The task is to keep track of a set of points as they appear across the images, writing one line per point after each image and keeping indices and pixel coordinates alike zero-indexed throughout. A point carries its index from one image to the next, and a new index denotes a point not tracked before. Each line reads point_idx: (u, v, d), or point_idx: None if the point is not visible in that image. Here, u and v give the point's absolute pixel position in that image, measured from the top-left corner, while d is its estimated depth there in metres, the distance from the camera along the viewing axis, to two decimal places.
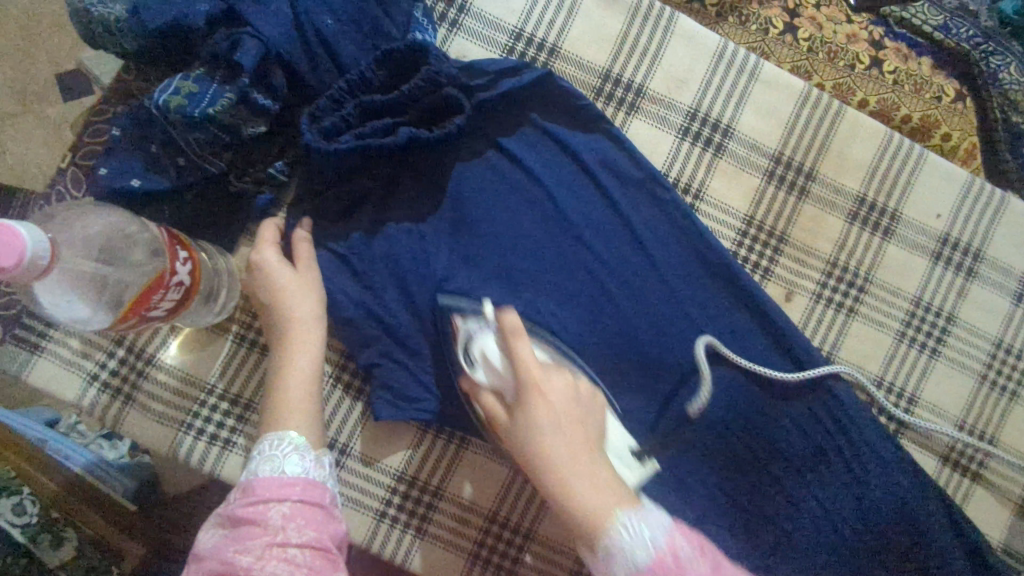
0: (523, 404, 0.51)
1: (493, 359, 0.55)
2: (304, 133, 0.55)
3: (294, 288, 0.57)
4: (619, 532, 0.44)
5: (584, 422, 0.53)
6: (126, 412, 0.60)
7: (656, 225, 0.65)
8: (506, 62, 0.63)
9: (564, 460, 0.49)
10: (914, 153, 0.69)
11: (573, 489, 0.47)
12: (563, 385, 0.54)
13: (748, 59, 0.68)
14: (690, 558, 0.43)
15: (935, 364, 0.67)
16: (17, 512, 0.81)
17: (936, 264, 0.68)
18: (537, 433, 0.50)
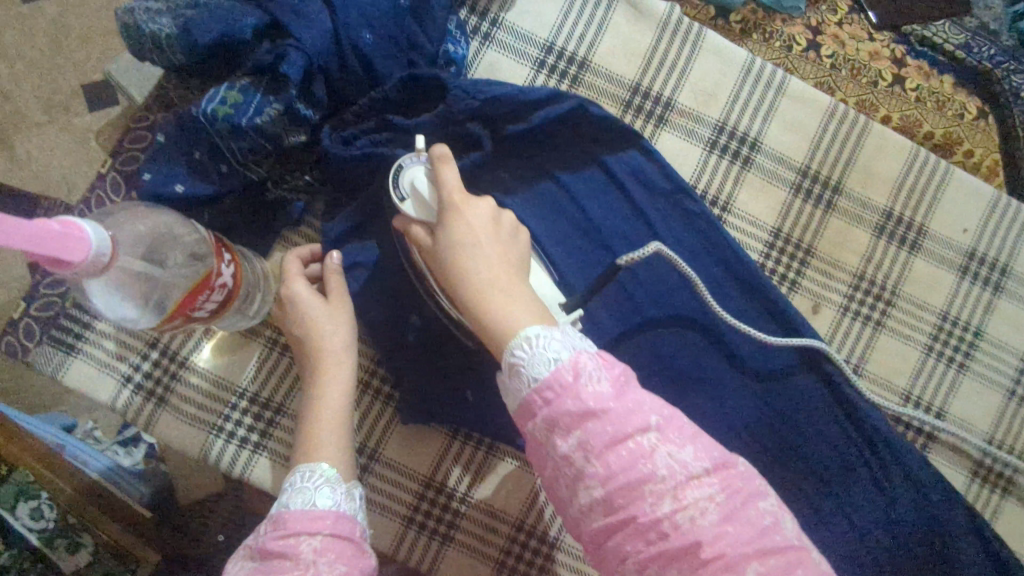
0: (444, 232, 0.52)
1: (422, 190, 0.53)
2: (324, 141, 0.58)
3: (329, 322, 0.57)
4: (520, 347, 0.44)
5: (509, 246, 0.53)
6: (158, 415, 0.60)
7: (684, 236, 0.66)
8: (542, 91, 0.62)
9: (484, 283, 0.50)
10: (940, 168, 0.69)
11: (492, 312, 0.48)
12: (485, 210, 0.53)
13: (774, 73, 0.69)
14: (591, 375, 0.42)
15: (963, 378, 0.67)
16: (35, 516, 0.82)
17: (963, 278, 0.68)
18: (459, 258, 0.51)
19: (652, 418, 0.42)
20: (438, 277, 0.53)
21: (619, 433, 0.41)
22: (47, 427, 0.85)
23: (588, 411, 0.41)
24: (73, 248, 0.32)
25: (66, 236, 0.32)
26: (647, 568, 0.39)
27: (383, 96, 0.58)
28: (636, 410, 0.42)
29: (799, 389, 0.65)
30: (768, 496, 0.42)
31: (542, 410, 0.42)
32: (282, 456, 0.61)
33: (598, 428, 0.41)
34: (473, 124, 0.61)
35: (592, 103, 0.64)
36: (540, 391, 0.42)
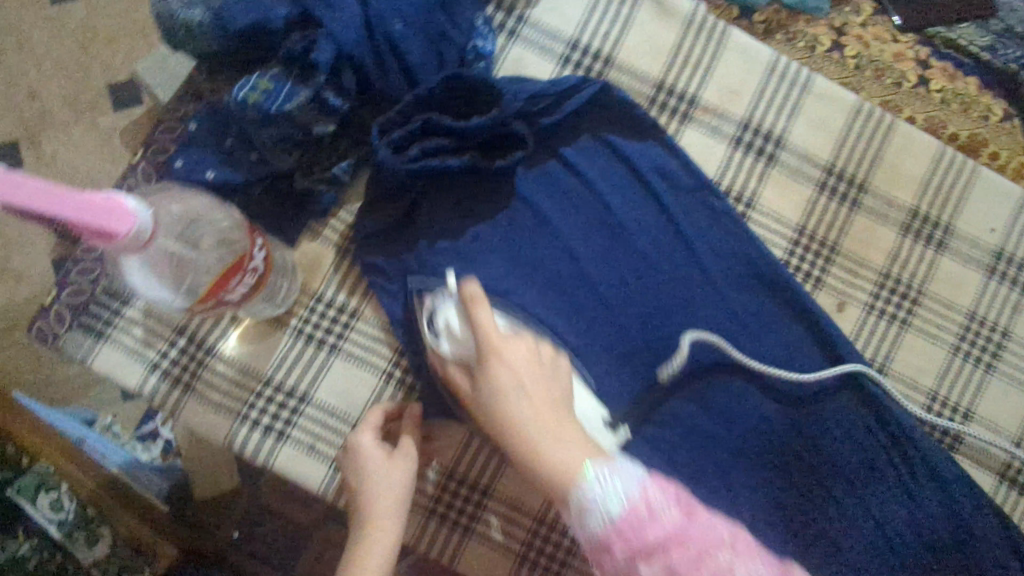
0: (483, 369, 0.52)
1: (455, 327, 0.55)
2: (377, 151, 0.57)
3: (386, 478, 0.55)
4: (591, 487, 0.42)
5: (550, 377, 0.53)
6: (185, 401, 0.61)
7: (708, 232, 0.66)
8: (570, 79, 0.64)
9: (532, 427, 0.49)
10: (967, 168, 0.69)
11: (545, 456, 0.47)
12: (522, 350, 0.53)
13: (800, 71, 0.69)
14: (665, 508, 0.41)
15: (990, 379, 0.67)
16: (55, 508, 0.82)
17: (991, 278, 0.68)
18: (507, 397, 0.50)
19: (723, 535, 0.41)
20: (480, 416, 0.53)
21: (705, 563, 0.39)
22: (71, 422, 0.87)
23: (671, 540, 0.39)
24: (120, 220, 0.33)
25: (114, 208, 0.32)
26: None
27: (428, 93, 0.58)
28: (708, 528, 0.40)
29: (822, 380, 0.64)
30: None
31: (623, 549, 0.40)
32: (306, 445, 0.61)
33: (683, 553, 0.39)
34: (518, 121, 0.61)
35: (617, 89, 0.66)
36: (617, 533, 0.40)
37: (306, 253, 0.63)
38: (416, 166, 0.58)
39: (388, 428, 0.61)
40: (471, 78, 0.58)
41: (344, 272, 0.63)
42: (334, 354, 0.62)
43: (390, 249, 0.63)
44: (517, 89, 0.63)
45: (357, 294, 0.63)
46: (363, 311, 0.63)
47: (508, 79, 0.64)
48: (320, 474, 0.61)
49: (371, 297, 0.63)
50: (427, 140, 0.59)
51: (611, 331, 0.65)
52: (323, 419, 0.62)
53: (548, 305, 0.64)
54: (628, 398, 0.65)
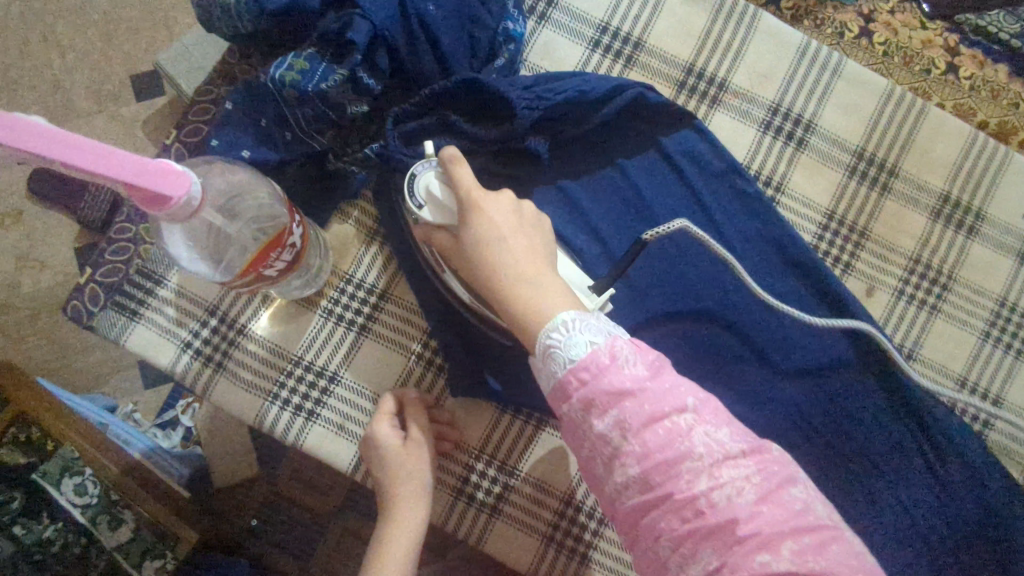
0: (467, 227, 0.51)
1: (436, 192, 0.52)
2: (387, 142, 0.58)
3: (404, 470, 0.59)
4: (554, 334, 0.45)
5: (533, 229, 0.53)
6: (216, 380, 0.61)
7: (738, 217, 0.66)
8: (603, 87, 0.62)
9: (515, 277, 0.49)
10: (999, 152, 0.68)
11: (528, 304, 0.48)
12: (504, 204, 0.52)
13: (830, 55, 0.69)
14: (629, 359, 0.43)
15: (1021, 366, 0.66)
16: (79, 492, 0.83)
17: (1022, 265, 0.67)
18: (487, 248, 0.50)
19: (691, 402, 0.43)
20: (466, 273, 0.53)
21: (660, 420, 0.42)
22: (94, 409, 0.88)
23: (627, 388, 0.42)
24: (173, 184, 0.34)
25: (167, 173, 0.33)
26: (682, 545, 0.40)
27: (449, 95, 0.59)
28: (672, 390, 0.43)
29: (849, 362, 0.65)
30: (799, 483, 0.42)
31: (581, 391, 0.43)
32: (335, 425, 0.62)
33: (637, 407, 0.42)
34: (535, 138, 0.62)
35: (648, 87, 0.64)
36: (576, 372, 0.43)
37: (337, 234, 0.63)
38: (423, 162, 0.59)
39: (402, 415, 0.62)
40: (495, 88, 0.59)
41: (374, 254, 0.64)
42: (363, 335, 0.63)
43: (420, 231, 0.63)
44: (538, 95, 0.61)
45: (386, 276, 0.64)
46: (393, 293, 0.64)
47: (531, 79, 0.62)
48: (350, 454, 0.62)
49: (400, 279, 0.64)
50: (439, 137, 0.60)
51: (642, 315, 0.65)
52: (353, 399, 0.62)
53: None
54: None
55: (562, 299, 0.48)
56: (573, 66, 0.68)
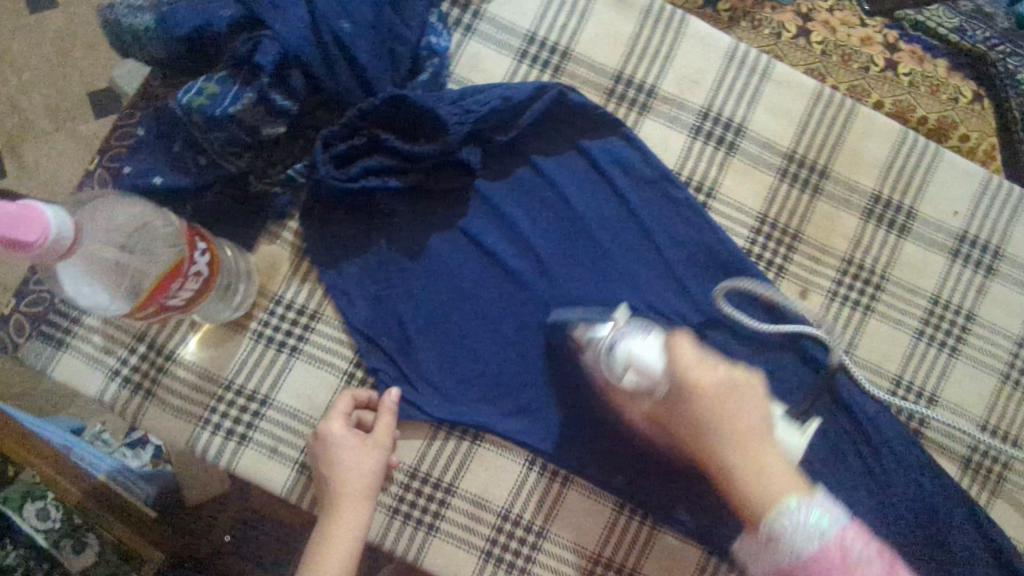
0: (684, 400, 0.56)
1: (641, 361, 0.57)
2: (320, 170, 0.58)
3: (357, 467, 0.58)
4: (786, 517, 0.50)
5: (742, 397, 0.56)
6: (145, 407, 0.61)
7: (668, 223, 0.66)
8: (526, 89, 0.62)
9: (733, 454, 0.54)
10: (929, 151, 0.68)
11: (745, 483, 0.53)
12: (719, 374, 0.56)
13: (760, 59, 0.68)
14: (861, 555, 0.49)
15: (955, 363, 0.67)
16: (42, 517, 0.81)
17: (955, 262, 0.67)
18: (704, 413, 0.55)
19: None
20: (686, 435, 0.58)
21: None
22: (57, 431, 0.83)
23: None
24: (28, 228, 0.35)
25: (20, 218, 0.35)
26: None
27: (374, 109, 0.58)
28: None
29: (782, 364, 0.65)
30: None
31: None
32: (268, 448, 0.61)
33: None
34: (467, 148, 0.61)
35: (573, 93, 0.65)
36: (812, 564, 0.48)
37: (265, 256, 0.63)
38: (356, 185, 0.59)
39: (360, 417, 0.61)
40: (420, 104, 0.58)
41: (302, 275, 0.63)
42: (295, 356, 0.63)
43: (348, 250, 0.63)
44: (466, 109, 0.60)
45: (316, 296, 0.63)
46: (323, 313, 0.63)
47: (457, 92, 0.61)
48: (283, 476, 0.61)
49: (330, 298, 0.63)
50: (372, 158, 0.60)
51: (574, 325, 0.65)
52: (285, 421, 0.62)
53: (509, 301, 0.64)
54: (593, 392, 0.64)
55: (780, 476, 0.53)
56: (500, 76, 0.67)
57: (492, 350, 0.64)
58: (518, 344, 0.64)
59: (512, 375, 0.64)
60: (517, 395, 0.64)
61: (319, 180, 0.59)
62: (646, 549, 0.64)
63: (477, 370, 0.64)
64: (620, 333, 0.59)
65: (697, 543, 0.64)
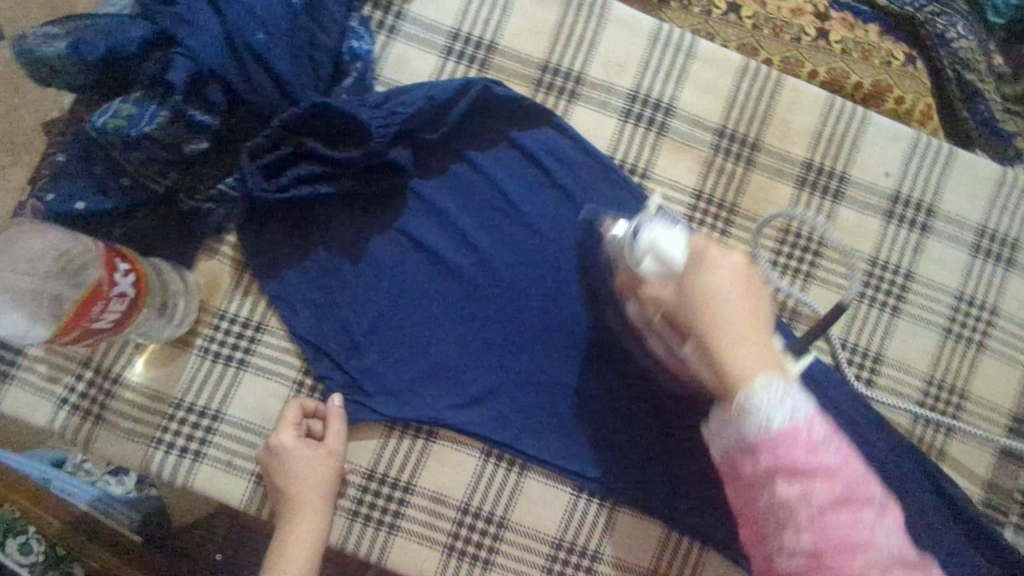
0: (695, 287, 0.54)
1: (664, 254, 0.58)
2: (247, 183, 0.59)
3: (311, 473, 0.59)
4: (757, 396, 0.47)
5: (753, 297, 0.54)
6: (96, 433, 0.61)
7: (608, 206, 0.66)
8: (450, 86, 0.62)
9: (734, 335, 0.51)
10: (858, 116, 0.69)
11: (734, 358, 0.50)
12: (732, 260, 0.55)
13: (684, 37, 0.69)
14: (826, 443, 0.46)
15: (897, 322, 0.68)
16: (24, 551, 0.79)
17: (890, 223, 0.69)
18: (703, 293, 0.54)
19: (871, 496, 0.46)
20: (686, 334, 0.55)
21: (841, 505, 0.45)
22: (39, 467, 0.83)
23: (821, 472, 0.45)
24: None
25: None
26: None
27: (296, 119, 0.58)
28: (866, 484, 0.46)
29: None
30: None
31: (768, 459, 0.46)
32: (223, 462, 0.62)
33: (826, 490, 0.45)
34: (397, 150, 0.62)
35: (499, 86, 0.64)
36: (771, 437, 0.46)
37: (205, 272, 0.63)
38: (287, 195, 0.60)
39: (310, 425, 0.62)
40: (345, 109, 0.59)
41: (244, 288, 0.64)
42: (243, 369, 0.63)
43: (289, 260, 0.63)
44: (390, 112, 0.60)
45: (260, 308, 0.64)
46: (268, 324, 0.64)
47: (382, 96, 0.62)
48: (241, 489, 0.62)
49: (274, 309, 0.63)
50: (300, 168, 0.60)
51: (522, 315, 0.65)
52: (238, 434, 0.62)
53: (453, 297, 0.65)
54: (543, 381, 0.65)
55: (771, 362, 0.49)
56: (427, 76, 0.67)
57: (441, 347, 0.64)
58: (465, 339, 0.64)
59: (463, 369, 0.64)
60: (469, 388, 0.64)
61: (249, 194, 0.60)
62: (608, 530, 0.65)
63: (428, 367, 0.64)
64: (650, 227, 0.61)
65: (657, 520, 0.65)
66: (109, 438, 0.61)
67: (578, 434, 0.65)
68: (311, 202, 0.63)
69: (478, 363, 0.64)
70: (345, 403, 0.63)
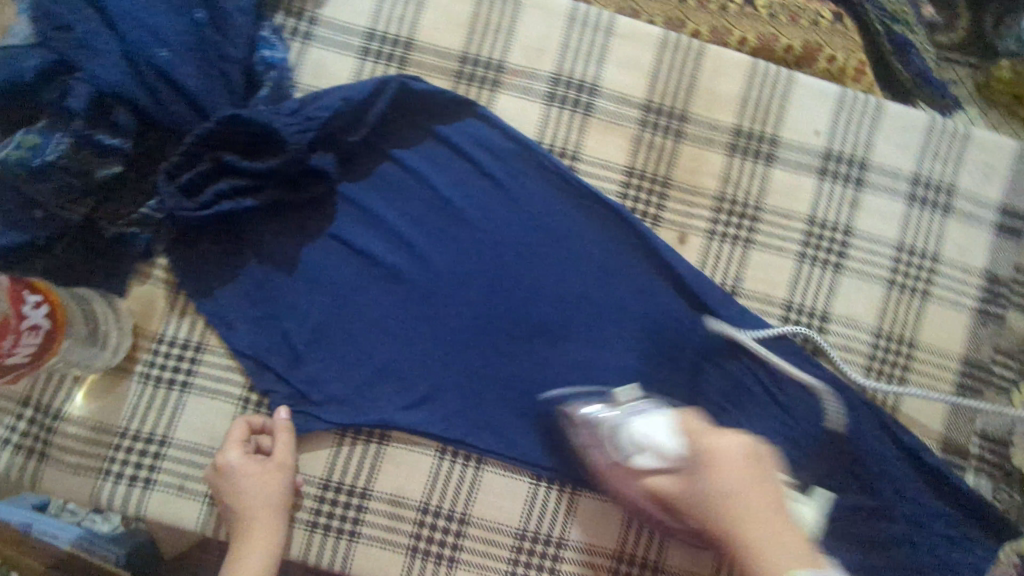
0: (704, 484, 0.54)
1: (660, 445, 0.58)
2: (166, 203, 0.58)
3: (260, 490, 0.59)
4: None
5: (763, 477, 0.53)
6: (43, 469, 0.61)
7: (538, 191, 0.66)
8: (365, 86, 0.62)
9: (757, 531, 0.50)
10: (782, 78, 0.69)
11: (763, 557, 0.49)
12: (736, 442, 0.55)
13: (601, 15, 0.68)
14: None
15: (841, 278, 0.68)
16: None
17: (824, 180, 0.68)
18: (721, 507, 0.52)
19: None
20: (689, 502, 0.55)
21: None
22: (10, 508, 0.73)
23: None
24: None
25: None
26: None
27: (209, 134, 0.58)
28: None
29: (670, 307, 0.66)
30: None
31: None
32: (175, 487, 0.61)
33: None
34: (319, 155, 0.61)
35: (416, 81, 0.64)
36: None
37: (139, 297, 0.62)
38: (209, 211, 0.59)
39: (259, 441, 0.61)
40: (258, 120, 0.58)
41: (179, 310, 0.63)
42: (186, 391, 0.62)
43: (221, 277, 0.63)
44: (306, 117, 0.60)
45: (197, 328, 0.63)
46: (207, 343, 0.63)
47: (297, 103, 0.61)
48: (196, 511, 0.61)
49: (211, 328, 0.63)
50: (220, 183, 0.60)
51: (462, 310, 0.64)
52: (187, 457, 0.61)
53: (392, 298, 0.64)
54: (491, 374, 0.64)
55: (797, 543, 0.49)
56: (346, 79, 0.66)
57: (384, 349, 0.64)
58: (408, 339, 0.64)
59: (409, 369, 0.64)
60: (416, 388, 0.64)
61: (170, 213, 0.59)
62: (570, 516, 0.64)
63: (373, 370, 0.63)
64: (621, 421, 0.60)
65: (620, 500, 0.65)
66: (57, 473, 0.61)
67: (532, 423, 0.64)
68: (237, 217, 0.62)
69: (424, 362, 0.64)
70: (292, 415, 0.62)
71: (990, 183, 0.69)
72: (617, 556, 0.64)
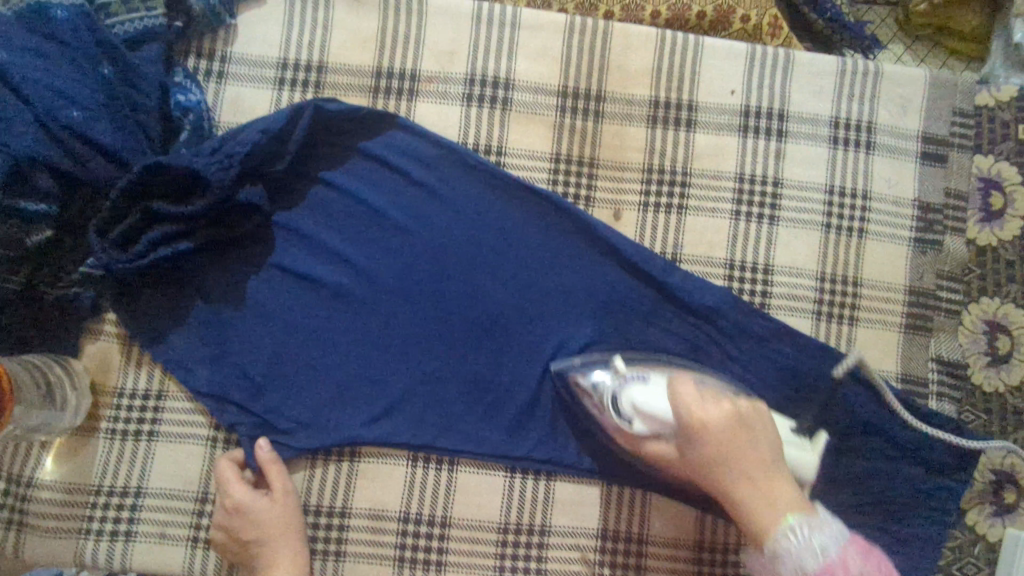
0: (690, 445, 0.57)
1: None
2: (102, 259, 0.59)
3: (275, 517, 0.60)
4: (788, 536, 0.52)
5: (741, 440, 0.56)
6: (23, 539, 0.62)
7: (469, 192, 0.67)
8: (280, 115, 0.63)
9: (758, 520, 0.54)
10: (689, 43, 0.70)
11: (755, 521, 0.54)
12: (720, 410, 0.57)
13: (505, 10, 0.70)
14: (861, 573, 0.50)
15: (777, 229, 0.69)
16: None
17: (747, 136, 0.70)
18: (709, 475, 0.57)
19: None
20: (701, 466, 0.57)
21: None
22: None
23: None
24: None
25: None
26: None
27: (134, 187, 0.59)
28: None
29: (616, 283, 0.66)
30: None
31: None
32: (157, 534, 0.62)
33: None
34: (247, 189, 0.62)
35: (332, 103, 0.65)
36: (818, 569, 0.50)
37: (93, 354, 0.64)
38: (145, 261, 0.60)
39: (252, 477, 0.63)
40: (180, 166, 0.59)
41: (134, 362, 0.64)
42: (154, 439, 0.63)
43: (170, 323, 0.63)
44: (226, 154, 0.61)
45: (155, 376, 0.64)
46: (167, 390, 0.64)
47: (218, 141, 0.62)
48: (181, 555, 0.62)
49: (169, 374, 0.64)
50: (152, 233, 0.61)
51: (410, 317, 0.65)
52: (164, 505, 0.62)
53: (341, 317, 0.65)
54: (448, 375, 0.65)
55: (788, 500, 0.54)
56: (266, 111, 0.68)
57: (341, 368, 0.64)
58: (363, 353, 0.65)
59: (368, 383, 0.64)
60: (378, 401, 0.64)
61: (107, 269, 0.60)
62: (549, 502, 0.65)
63: (334, 390, 0.64)
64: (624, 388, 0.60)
65: (595, 480, 0.66)
66: (38, 540, 0.61)
67: (496, 417, 0.65)
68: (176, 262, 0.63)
69: (382, 376, 0.65)
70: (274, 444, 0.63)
71: (908, 114, 0.71)
72: (601, 535, 0.65)
